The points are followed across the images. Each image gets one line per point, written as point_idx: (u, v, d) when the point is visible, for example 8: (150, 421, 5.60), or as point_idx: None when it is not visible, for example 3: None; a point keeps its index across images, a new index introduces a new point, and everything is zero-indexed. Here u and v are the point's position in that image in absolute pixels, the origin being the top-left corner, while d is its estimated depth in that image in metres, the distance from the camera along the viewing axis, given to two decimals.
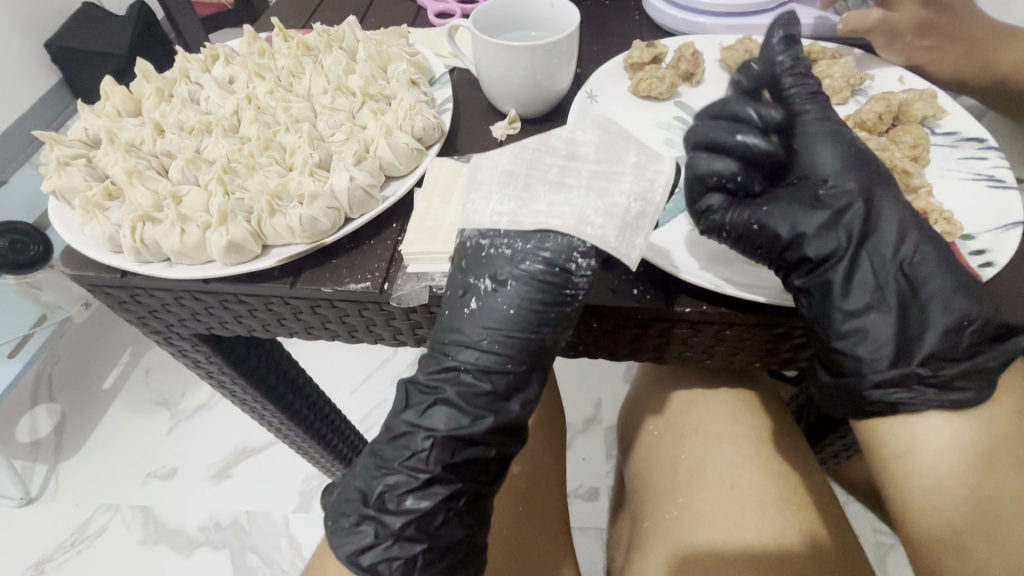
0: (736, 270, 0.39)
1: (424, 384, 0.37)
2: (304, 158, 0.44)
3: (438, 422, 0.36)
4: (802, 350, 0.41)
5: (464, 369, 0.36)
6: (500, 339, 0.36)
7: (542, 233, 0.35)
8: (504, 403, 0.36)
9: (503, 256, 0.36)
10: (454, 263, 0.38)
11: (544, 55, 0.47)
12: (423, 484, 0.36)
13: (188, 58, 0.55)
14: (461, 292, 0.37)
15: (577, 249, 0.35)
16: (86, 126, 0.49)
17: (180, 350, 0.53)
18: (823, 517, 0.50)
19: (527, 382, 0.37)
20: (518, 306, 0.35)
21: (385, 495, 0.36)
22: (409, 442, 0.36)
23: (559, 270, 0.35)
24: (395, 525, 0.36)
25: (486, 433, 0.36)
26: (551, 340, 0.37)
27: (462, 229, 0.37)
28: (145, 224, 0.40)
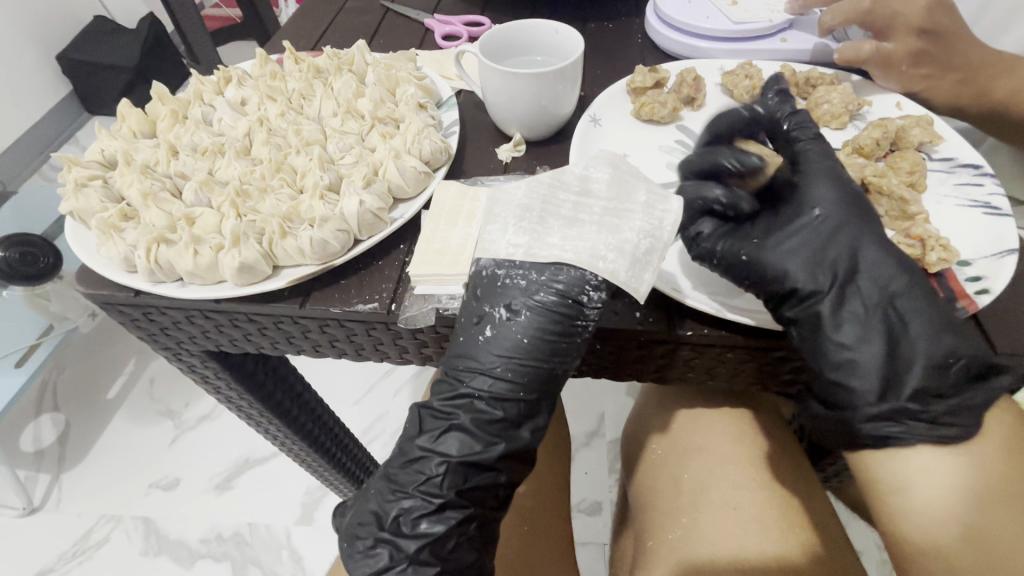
0: (737, 296, 0.40)
1: (438, 409, 0.38)
2: (315, 181, 0.45)
3: (452, 447, 0.37)
4: (801, 373, 0.41)
5: (477, 395, 0.37)
6: (513, 366, 0.36)
7: (556, 266, 0.36)
8: (515, 430, 0.37)
9: (517, 286, 0.37)
10: (468, 290, 0.39)
11: (549, 82, 0.49)
12: (437, 508, 0.37)
13: (202, 79, 0.57)
14: (475, 320, 0.38)
15: (588, 282, 0.36)
16: (103, 147, 0.51)
17: (188, 366, 0.54)
18: (826, 539, 0.51)
19: (538, 410, 0.38)
20: (531, 335, 0.36)
21: (400, 518, 0.37)
22: (424, 466, 0.37)
23: (571, 301, 0.36)
24: (410, 549, 0.36)
25: (497, 459, 0.37)
26: (561, 370, 0.37)
27: (478, 258, 0.39)
28: (160, 245, 0.41)
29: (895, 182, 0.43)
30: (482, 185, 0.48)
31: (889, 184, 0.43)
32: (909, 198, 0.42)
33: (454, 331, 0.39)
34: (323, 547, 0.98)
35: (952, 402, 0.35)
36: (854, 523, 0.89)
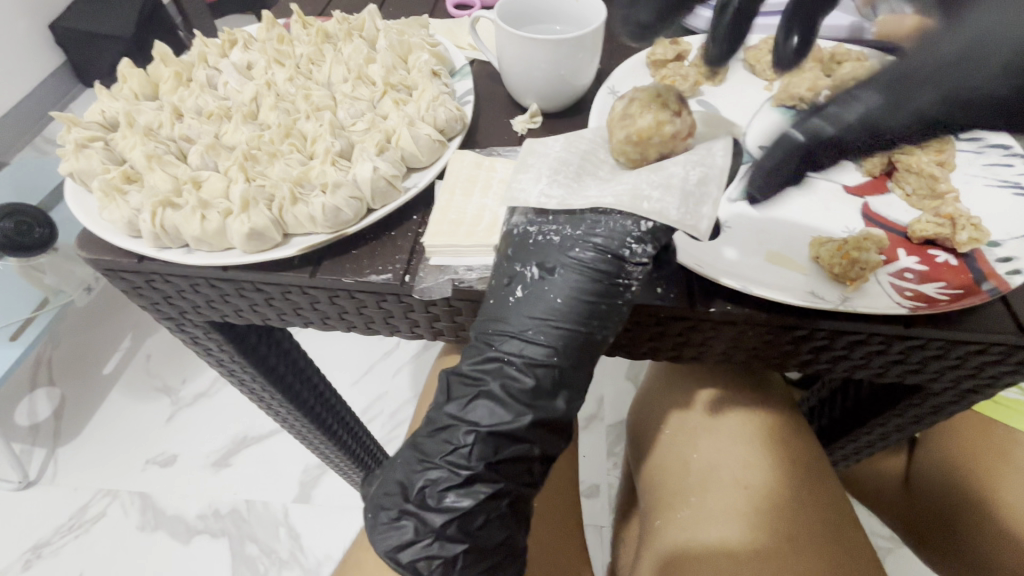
0: (763, 272, 0.39)
1: (469, 375, 0.37)
2: (326, 146, 0.43)
3: (481, 416, 0.36)
4: (821, 353, 0.41)
5: (509, 360, 0.36)
6: (547, 330, 0.36)
7: (592, 220, 0.36)
8: (548, 399, 0.36)
9: (552, 244, 0.36)
10: (500, 252, 0.38)
11: (569, 51, 0.47)
12: (466, 481, 0.36)
13: (206, 42, 0.55)
14: (506, 281, 0.37)
15: (631, 233, 0.35)
16: (103, 108, 0.49)
17: (192, 337, 0.53)
18: (838, 521, 0.51)
19: (573, 380, 0.37)
20: (566, 295, 0.36)
21: (426, 491, 0.37)
22: (452, 436, 0.36)
23: (612, 257, 0.35)
24: (436, 523, 0.36)
25: (527, 429, 0.36)
26: (599, 336, 0.36)
27: (511, 219, 0.38)
28: (166, 209, 0.40)
29: (926, 160, 0.42)
30: (499, 157, 0.47)
31: (919, 162, 0.42)
32: (941, 176, 0.41)
33: (485, 295, 0.39)
34: (320, 525, 0.98)
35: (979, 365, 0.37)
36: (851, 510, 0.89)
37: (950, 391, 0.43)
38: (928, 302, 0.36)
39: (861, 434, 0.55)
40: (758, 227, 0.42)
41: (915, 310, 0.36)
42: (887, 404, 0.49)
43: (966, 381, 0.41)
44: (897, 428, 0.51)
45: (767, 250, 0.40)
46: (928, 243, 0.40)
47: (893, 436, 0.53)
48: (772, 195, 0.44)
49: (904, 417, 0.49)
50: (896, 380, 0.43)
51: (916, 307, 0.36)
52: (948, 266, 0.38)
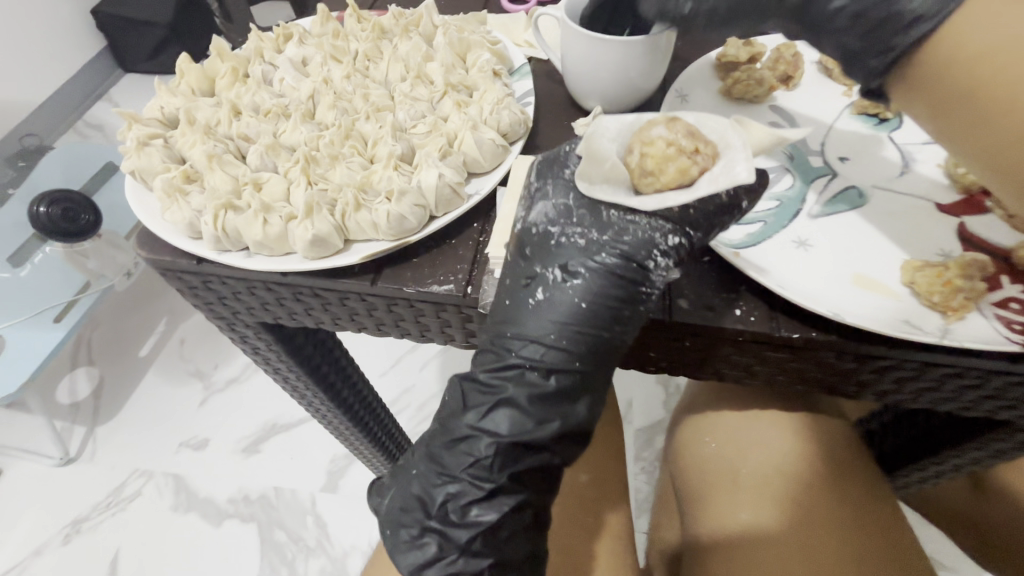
0: (850, 296, 0.36)
1: (484, 383, 0.36)
2: (389, 150, 0.42)
3: (501, 425, 0.35)
4: (905, 383, 0.38)
5: (529, 366, 0.35)
6: (568, 335, 0.35)
7: (619, 227, 0.34)
8: (568, 402, 0.36)
9: (575, 246, 0.35)
10: (514, 251, 0.37)
11: (642, 53, 0.45)
12: (489, 494, 0.36)
13: (262, 36, 0.54)
14: (525, 282, 0.36)
15: (656, 246, 0.34)
16: (163, 105, 0.48)
17: (241, 336, 0.52)
18: (889, 539, 0.51)
19: (593, 385, 0.36)
20: (589, 299, 0.34)
21: (447, 504, 0.37)
22: (471, 448, 0.36)
23: (636, 266, 0.34)
24: (461, 539, 0.36)
25: (552, 439, 0.36)
26: (620, 340, 0.36)
27: (527, 219, 0.36)
28: (228, 212, 0.39)
29: None
30: None
31: None
32: None
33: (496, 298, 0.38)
34: (348, 517, 0.98)
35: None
36: None
37: None
38: None
39: (929, 462, 0.53)
40: (844, 247, 0.39)
41: None
42: (966, 434, 0.46)
43: None
44: (973, 461, 0.48)
45: (855, 272, 0.38)
46: None
47: (966, 468, 0.50)
48: (857, 212, 0.41)
49: (981, 450, 0.46)
50: (987, 414, 0.40)
51: None
52: None
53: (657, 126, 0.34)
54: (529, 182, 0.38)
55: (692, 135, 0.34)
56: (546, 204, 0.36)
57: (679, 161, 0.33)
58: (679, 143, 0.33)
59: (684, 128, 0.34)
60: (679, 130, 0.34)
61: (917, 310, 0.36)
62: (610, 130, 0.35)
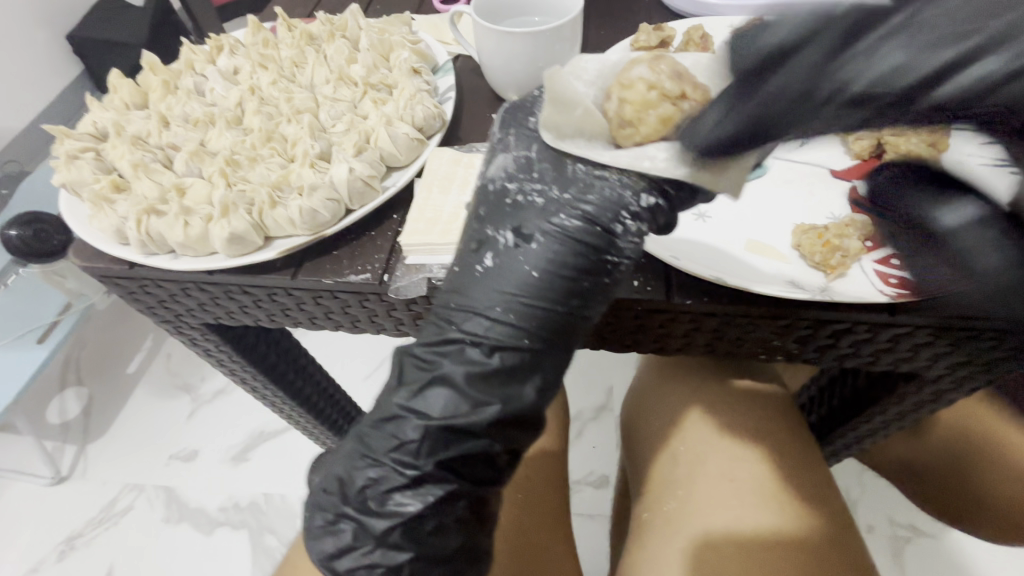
0: (744, 262, 0.39)
1: (422, 357, 0.37)
2: (305, 149, 0.44)
3: (434, 406, 0.35)
4: (807, 343, 0.40)
5: (471, 339, 0.35)
6: (516, 306, 0.35)
7: (583, 185, 0.35)
8: (510, 382, 0.35)
9: (533, 206, 0.36)
10: (472, 211, 0.38)
11: (547, 42, 0.47)
12: (413, 482, 0.36)
13: (195, 49, 0.56)
14: (475, 245, 0.37)
15: (624, 207, 0.34)
16: (95, 119, 0.50)
17: (190, 339, 0.54)
18: (827, 514, 0.50)
19: (541, 363, 0.36)
20: (540, 267, 0.35)
21: (367, 492, 0.36)
22: (398, 431, 0.36)
23: (599, 229, 0.35)
24: (378, 529, 0.36)
25: (487, 425, 0.35)
26: (579, 314, 0.36)
27: (487, 173, 0.38)
28: (150, 216, 0.41)
29: (914, 141, 0.41)
30: (478, 152, 0.47)
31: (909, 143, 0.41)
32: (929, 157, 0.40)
33: (452, 263, 0.38)
34: None
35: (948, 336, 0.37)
36: (863, 503, 0.89)
37: (944, 377, 0.42)
38: (912, 290, 0.35)
39: (860, 423, 0.54)
40: (741, 217, 0.42)
41: (897, 297, 0.35)
42: (884, 391, 0.48)
43: (960, 367, 0.40)
44: (897, 416, 0.50)
45: (748, 240, 0.40)
46: None
47: (894, 424, 0.52)
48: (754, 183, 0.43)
49: (901, 405, 0.48)
50: (889, 368, 0.41)
51: (899, 296, 0.35)
52: None
53: (639, 67, 0.34)
54: (492, 135, 0.40)
55: (680, 77, 0.33)
56: (508, 157, 0.37)
57: (660, 108, 0.33)
58: (661, 87, 0.33)
59: (671, 70, 0.33)
60: (662, 71, 0.33)
61: (806, 271, 0.38)
62: (591, 74, 0.36)
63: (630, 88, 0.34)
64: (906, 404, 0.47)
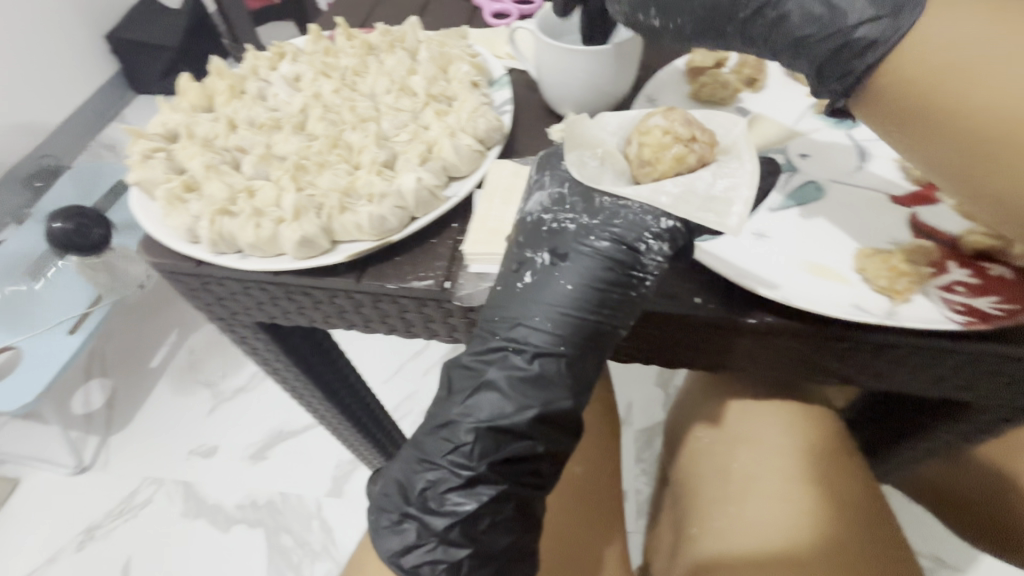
0: (804, 284, 0.39)
1: (469, 364, 0.38)
2: (372, 157, 0.45)
3: (481, 409, 0.36)
4: (867, 367, 0.40)
5: (513, 348, 0.37)
6: (554, 317, 0.36)
7: (610, 212, 0.37)
8: (551, 386, 0.36)
9: (567, 231, 0.37)
10: (511, 238, 0.39)
11: (608, 60, 0.48)
12: (468, 483, 0.36)
13: (258, 56, 0.57)
14: (516, 267, 0.38)
15: (648, 230, 0.36)
16: (164, 120, 0.52)
17: (240, 337, 0.55)
18: (882, 534, 0.50)
19: (580, 369, 0.37)
20: (576, 282, 0.36)
21: (426, 493, 0.37)
22: (452, 435, 0.36)
23: (626, 248, 0.36)
24: (438, 527, 0.36)
25: (530, 424, 0.36)
26: (610, 326, 0.37)
27: (525, 209, 0.39)
28: (223, 217, 0.42)
29: None
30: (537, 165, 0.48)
31: None
32: None
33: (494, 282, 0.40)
34: (352, 521, 1.00)
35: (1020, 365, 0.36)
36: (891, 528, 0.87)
37: (1003, 408, 0.41)
38: (982, 317, 0.35)
39: (906, 448, 0.54)
40: (800, 238, 0.42)
41: (968, 326, 0.35)
42: (935, 417, 0.48)
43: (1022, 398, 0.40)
44: (946, 444, 0.50)
45: (807, 261, 0.40)
46: (980, 255, 0.39)
47: (940, 451, 0.52)
48: (812, 206, 0.44)
49: (949, 433, 0.48)
50: (947, 394, 0.41)
51: (968, 322, 0.35)
52: (1000, 281, 0.37)
53: (655, 116, 0.39)
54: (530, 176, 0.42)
55: (689, 123, 0.39)
56: (543, 193, 0.39)
57: (674, 150, 0.38)
58: (674, 132, 0.38)
59: (682, 118, 0.39)
60: (676, 120, 0.39)
61: (866, 295, 0.38)
62: (614, 126, 0.42)
63: (648, 134, 0.39)
64: (955, 432, 0.47)
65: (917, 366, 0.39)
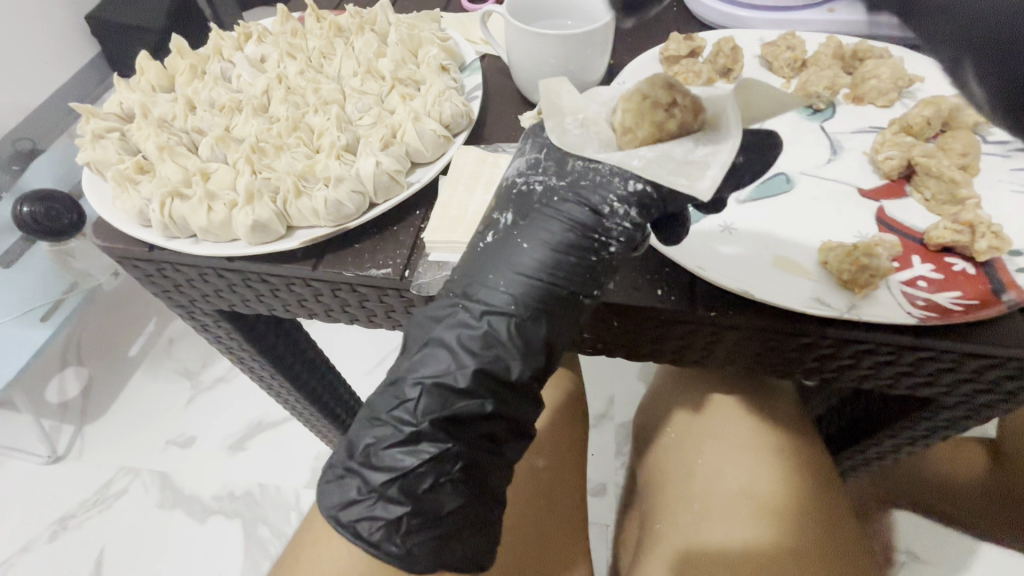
0: (767, 276, 0.38)
1: (421, 322, 0.36)
2: (332, 140, 0.44)
3: (426, 366, 0.35)
4: (829, 362, 0.40)
5: (464, 308, 0.35)
6: (511, 280, 0.34)
7: (579, 174, 0.34)
8: (497, 346, 0.34)
9: (533, 194, 0.35)
10: (487, 202, 0.38)
11: (579, 45, 0.47)
12: (411, 438, 0.34)
13: (223, 36, 0.56)
14: (482, 229, 0.37)
15: (613, 192, 0.34)
16: (121, 100, 0.50)
17: (202, 325, 0.54)
18: (844, 536, 0.49)
19: (530, 336, 0.34)
20: (536, 245, 0.35)
21: (370, 449, 0.35)
22: (398, 391, 0.35)
23: (591, 210, 0.34)
24: (377, 482, 0.34)
25: (474, 379, 0.34)
26: (568, 292, 0.35)
27: (505, 173, 0.38)
28: (174, 200, 0.41)
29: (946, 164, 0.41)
30: (504, 152, 0.46)
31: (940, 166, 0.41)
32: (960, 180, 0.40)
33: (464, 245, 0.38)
34: None
35: (984, 360, 0.36)
36: None
37: (965, 404, 0.41)
38: (940, 313, 0.35)
39: (872, 446, 0.54)
40: (764, 230, 0.41)
41: (925, 320, 0.35)
42: (899, 416, 0.48)
43: (980, 395, 0.40)
44: (909, 441, 0.50)
45: (775, 255, 0.39)
46: (944, 250, 0.38)
47: (905, 449, 0.52)
48: (778, 199, 0.43)
49: (916, 430, 0.47)
50: (909, 391, 0.41)
51: (926, 317, 0.35)
52: (964, 275, 0.37)
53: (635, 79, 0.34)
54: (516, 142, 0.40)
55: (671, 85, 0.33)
56: (521, 159, 0.37)
57: (653, 115, 0.33)
58: (653, 96, 0.33)
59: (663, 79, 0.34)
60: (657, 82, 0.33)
61: (826, 289, 0.37)
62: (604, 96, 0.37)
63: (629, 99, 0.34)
64: (922, 429, 0.47)
65: (880, 363, 0.39)
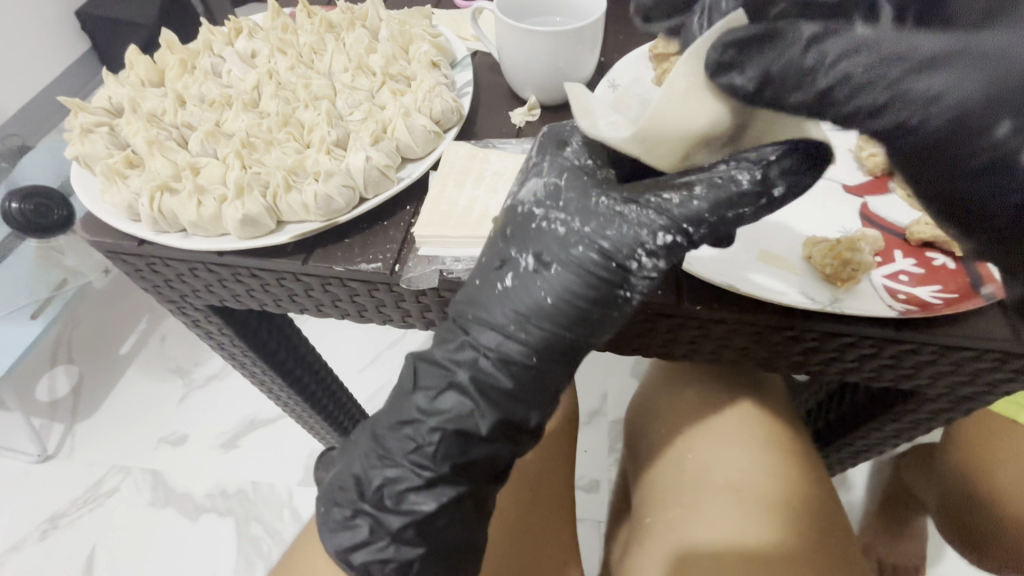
0: (754, 271, 0.39)
1: (438, 361, 0.36)
2: (322, 135, 0.44)
3: (447, 410, 0.35)
4: (814, 355, 0.40)
5: (483, 354, 0.35)
6: (529, 326, 0.34)
7: (605, 219, 0.33)
8: (516, 404, 0.35)
9: (554, 233, 0.34)
10: (497, 231, 0.36)
11: (567, 42, 0.47)
12: (429, 483, 0.36)
13: (213, 30, 0.55)
14: (498, 265, 0.35)
15: (642, 246, 0.32)
16: (110, 95, 0.50)
17: (193, 321, 0.54)
18: (825, 530, 0.51)
19: (547, 378, 0.35)
20: (556, 295, 0.33)
21: (384, 489, 0.36)
22: (416, 434, 0.35)
23: (615, 265, 0.33)
24: (394, 527, 0.36)
25: (491, 432, 0.35)
26: (586, 341, 0.35)
27: (517, 196, 0.36)
28: (163, 194, 0.41)
29: None
30: (494, 148, 0.47)
31: None
32: None
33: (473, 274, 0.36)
34: None
35: (966, 352, 0.36)
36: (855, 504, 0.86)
37: (947, 396, 0.42)
38: (920, 306, 0.36)
39: (857, 437, 0.55)
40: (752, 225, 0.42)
41: (907, 313, 0.35)
42: (883, 410, 0.48)
43: (962, 387, 0.40)
44: (894, 434, 0.51)
45: (761, 251, 0.40)
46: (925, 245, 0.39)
47: (890, 440, 0.52)
48: None
49: (901, 423, 0.48)
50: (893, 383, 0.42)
51: (907, 311, 0.36)
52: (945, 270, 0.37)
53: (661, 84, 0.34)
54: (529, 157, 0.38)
55: None
56: (539, 183, 0.35)
57: None
58: None
59: None
60: None
61: (810, 284, 0.38)
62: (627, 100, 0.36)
63: None
64: (907, 420, 0.47)
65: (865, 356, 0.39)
